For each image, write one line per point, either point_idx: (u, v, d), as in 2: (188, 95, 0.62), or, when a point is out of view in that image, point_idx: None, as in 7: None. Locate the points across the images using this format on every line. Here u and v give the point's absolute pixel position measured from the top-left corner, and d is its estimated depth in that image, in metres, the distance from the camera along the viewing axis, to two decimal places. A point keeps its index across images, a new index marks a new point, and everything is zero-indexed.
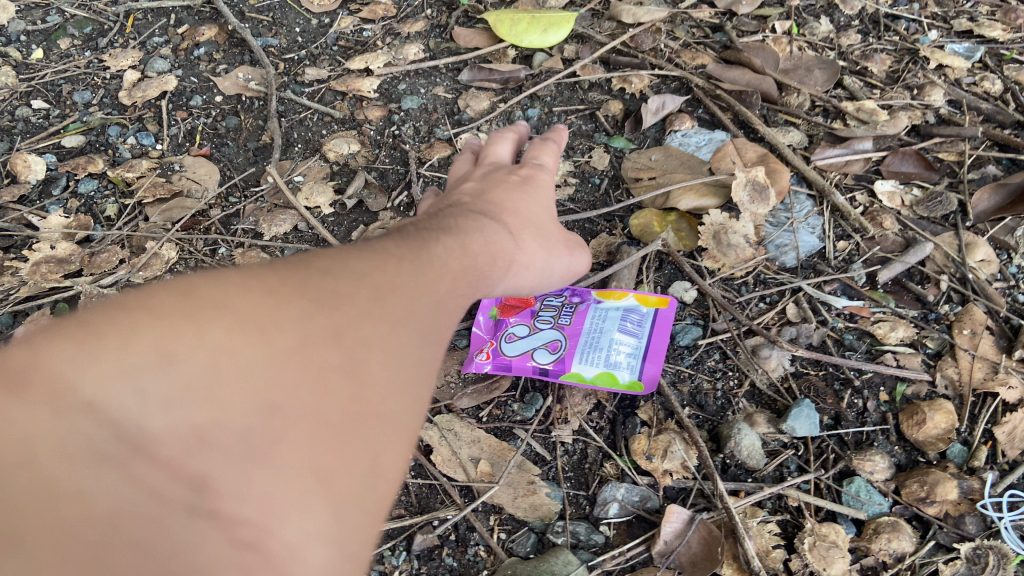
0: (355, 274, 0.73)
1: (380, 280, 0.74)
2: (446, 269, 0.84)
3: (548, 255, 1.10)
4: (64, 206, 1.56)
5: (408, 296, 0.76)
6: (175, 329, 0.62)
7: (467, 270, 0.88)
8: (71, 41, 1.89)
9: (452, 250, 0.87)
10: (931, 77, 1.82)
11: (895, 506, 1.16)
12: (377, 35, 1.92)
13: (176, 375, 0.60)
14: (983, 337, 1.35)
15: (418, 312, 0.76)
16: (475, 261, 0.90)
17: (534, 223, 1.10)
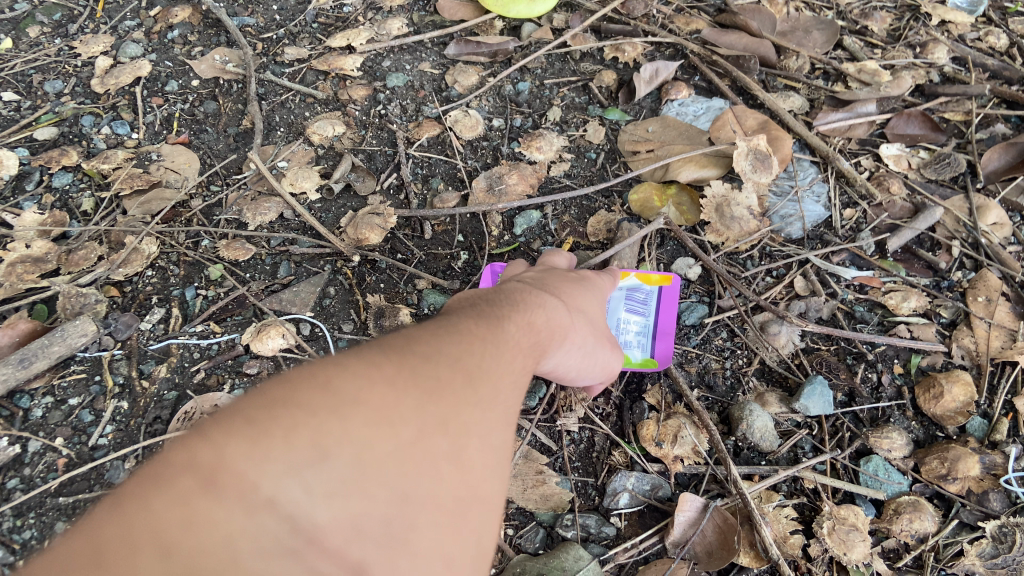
0: (461, 347, 0.71)
1: (482, 351, 0.72)
2: (533, 332, 0.83)
3: (602, 356, 1.00)
4: (39, 202, 1.49)
5: (507, 366, 0.74)
6: (324, 421, 0.56)
7: (550, 332, 0.87)
8: (39, 28, 1.81)
9: (535, 311, 0.86)
10: (933, 34, 1.75)
11: (914, 485, 1.13)
12: (358, 9, 1.85)
13: (334, 471, 0.54)
14: (1000, 304, 1.30)
15: (513, 381, 0.75)
16: (558, 324, 0.89)
17: (590, 313, 0.99)
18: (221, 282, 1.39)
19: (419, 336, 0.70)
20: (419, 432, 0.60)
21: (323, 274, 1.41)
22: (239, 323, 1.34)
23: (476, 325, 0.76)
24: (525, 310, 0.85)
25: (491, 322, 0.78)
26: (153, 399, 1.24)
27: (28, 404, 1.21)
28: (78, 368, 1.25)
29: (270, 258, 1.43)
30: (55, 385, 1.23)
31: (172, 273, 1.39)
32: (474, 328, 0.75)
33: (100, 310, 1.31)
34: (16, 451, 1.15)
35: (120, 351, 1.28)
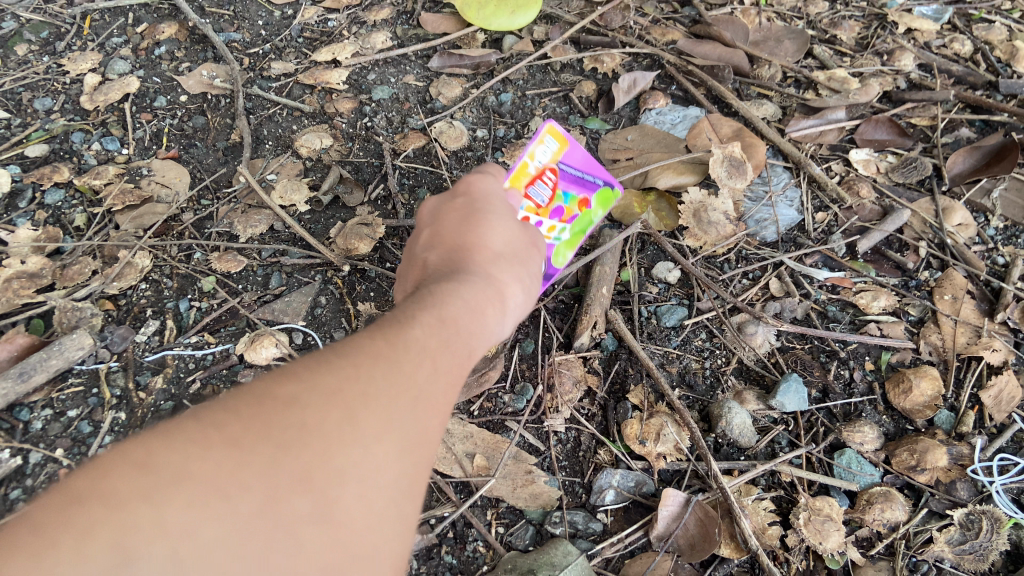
0: (341, 380, 0.64)
1: (370, 376, 0.66)
2: (448, 333, 0.75)
3: (522, 291, 0.93)
4: (32, 218, 1.52)
5: (404, 386, 0.67)
6: (187, 469, 0.55)
7: (472, 322, 0.79)
8: (26, 46, 1.83)
9: (451, 306, 0.78)
10: (899, 42, 1.81)
11: (885, 476, 1.18)
12: (343, 24, 1.89)
13: (147, 572, 0.51)
14: (965, 301, 1.36)
15: (416, 398, 0.68)
16: (478, 307, 0.81)
17: (512, 259, 0.94)
18: (214, 294, 1.42)
19: (294, 373, 0.64)
20: (268, 501, 0.56)
21: (314, 285, 1.45)
22: (233, 333, 1.38)
23: (373, 344, 0.69)
24: (441, 308, 0.77)
25: (390, 335, 0.70)
26: (151, 409, 1.27)
27: (28, 416, 1.23)
28: (76, 381, 1.28)
29: (261, 270, 1.46)
30: (54, 398, 1.26)
31: (165, 285, 1.42)
32: (368, 348, 0.68)
33: (96, 323, 1.34)
34: (18, 463, 1.18)
35: (117, 364, 1.31)
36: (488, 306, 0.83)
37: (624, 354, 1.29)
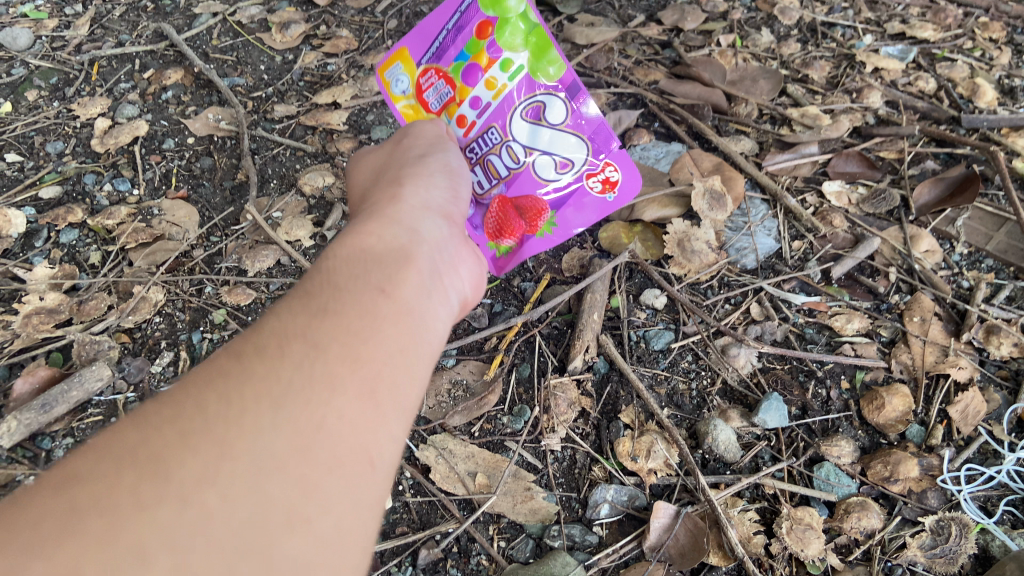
0: (181, 407, 0.65)
1: (216, 394, 0.66)
2: (313, 321, 0.74)
3: (442, 227, 0.97)
4: (48, 256, 1.59)
5: (262, 390, 0.66)
6: (96, 465, 0.60)
7: (352, 302, 0.77)
8: (37, 92, 1.92)
9: (319, 299, 0.77)
10: (867, 80, 1.93)
11: (862, 487, 1.26)
12: (341, 68, 1.99)
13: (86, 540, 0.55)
14: (933, 322, 1.45)
15: (283, 390, 0.66)
16: (361, 287, 0.79)
17: (411, 203, 0.97)
18: (225, 326, 1.49)
19: (152, 406, 0.65)
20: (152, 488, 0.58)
21: None
22: None
23: (225, 365, 0.69)
24: (314, 305, 0.76)
25: (249, 349, 0.71)
26: None
27: (50, 445, 1.31)
28: (95, 411, 1.35)
29: (269, 302, 1.54)
30: (75, 427, 1.33)
31: (178, 318, 1.49)
32: (218, 370, 0.69)
33: (113, 355, 1.41)
34: None
35: (133, 394, 1.38)
36: (373, 279, 0.81)
37: (614, 376, 1.37)
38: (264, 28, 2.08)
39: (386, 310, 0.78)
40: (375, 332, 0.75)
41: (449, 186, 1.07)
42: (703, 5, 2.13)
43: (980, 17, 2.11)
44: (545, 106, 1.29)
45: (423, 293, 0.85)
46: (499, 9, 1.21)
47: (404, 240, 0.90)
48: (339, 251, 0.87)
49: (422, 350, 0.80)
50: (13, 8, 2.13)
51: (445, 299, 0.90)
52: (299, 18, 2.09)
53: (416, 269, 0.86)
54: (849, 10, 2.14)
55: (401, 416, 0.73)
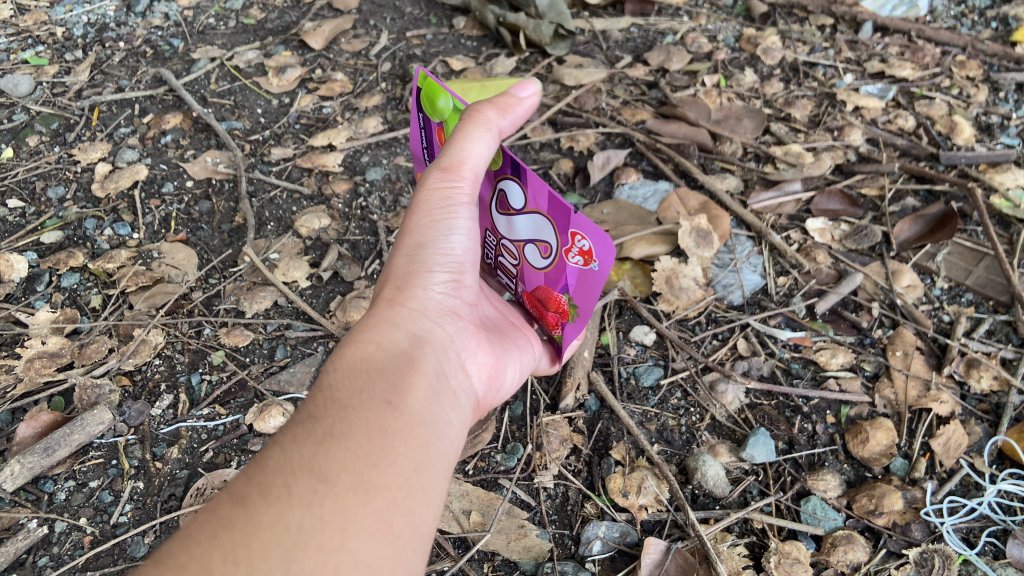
0: (187, 565, 0.68)
1: (222, 547, 0.70)
2: (320, 452, 0.78)
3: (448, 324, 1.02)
4: (49, 300, 1.62)
5: (273, 535, 0.70)
6: None
7: (358, 425, 0.81)
8: (38, 137, 1.97)
9: (324, 425, 0.81)
10: (848, 119, 1.99)
11: (848, 520, 1.29)
12: (336, 111, 2.04)
13: None
14: (915, 356, 1.49)
15: (295, 534, 0.71)
16: (366, 408, 0.83)
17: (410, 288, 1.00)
18: (223, 367, 1.52)
19: (177, 552, 0.70)
20: None
21: (317, 355, 1.55)
22: (242, 404, 1.47)
23: (229, 512, 0.73)
24: (318, 432, 0.81)
25: (253, 490, 0.75)
26: (167, 478, 1.36)
27: (51, 488, 1.33)
28: (96, 453, 1.38)
29: (267, 343, 1.57)
30: (76, 470, 1.36)
31: (178, 360, 1.52)
32: (222, 517, 0.73)
33: (114, 399, 1.44)
34: (44, 531, 1.27)
35: (134, 436, 1.41)
36: (377, 396, 0.85)
37: (605, 414, 1.40)
38: (260, 72, 2.14)
39: (394, 428, 0.83)
40: (384, 455, 0.80)
41: (452, 274, 1.03)
42: (688, 46, 2.20)
43: (957, 55, 2.18)
44: (506, 192, 1.12)
45: (429, 402, 0.89)
46: (437, 111, 1.11)
47: (405, 347, 0.94)
48: (338, 365, 0.90)
49: (434, 460, 0.85)
50: (15, 55, 2.18)
51: (452, 399, 0.95)
52: (294, 62, 2.14)
53: (420, 379, 0.90)
54: (829, 50, 2.21)
55: (416, 534, 0.79)
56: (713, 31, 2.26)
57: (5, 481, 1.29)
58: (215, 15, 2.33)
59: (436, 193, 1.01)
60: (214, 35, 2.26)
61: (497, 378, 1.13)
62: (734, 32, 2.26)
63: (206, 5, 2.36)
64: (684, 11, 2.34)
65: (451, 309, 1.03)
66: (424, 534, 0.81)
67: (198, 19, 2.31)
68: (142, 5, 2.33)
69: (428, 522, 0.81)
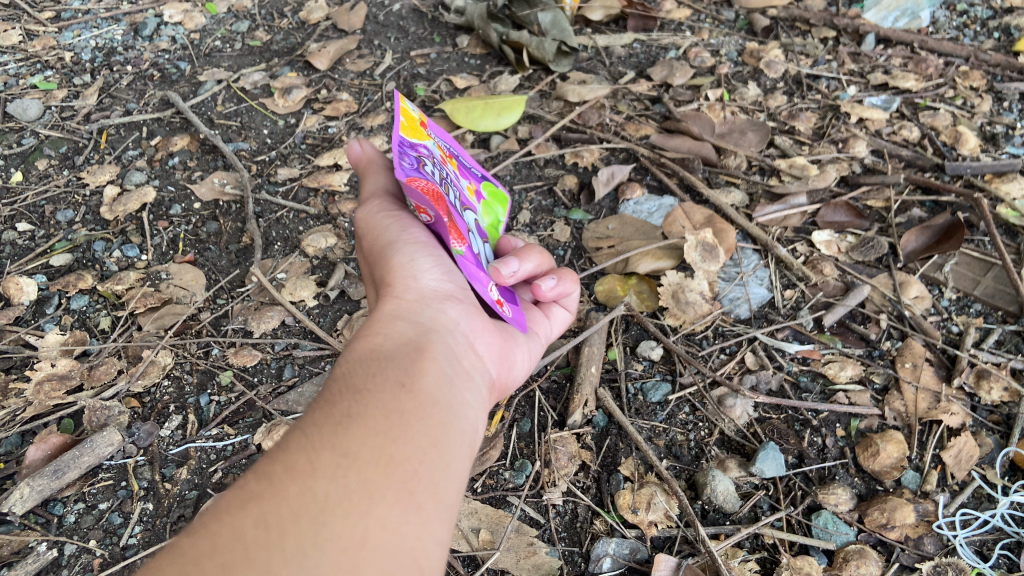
0: (220, 534, 0.66)
1: (252, 514, 0.68)
2: (340, 430, 0.78)
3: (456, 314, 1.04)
4: (59, 323, 1.63)
5: (301, 504, 0.69)
6: None
7: (375, 404, 0.82)
8: (47, 161, 1.98)
9: (341, 406, 0.81)
10: (853, 130, 1.99)
11: (860, 534, 1.28)
12: (342, 130, 2.06)
13: None
14: (924, 368, 1.49)
15: (324, 506, 0.70)
16: (381, 392, 0.84)
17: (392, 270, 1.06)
18: (232, 388, 1.53)
19: (201, 524, 0.67)
20: None
21: (325, 374, 1.55)
22: (250, 425, 1.47)
23: (258, 485, 0.71)
24: (336, 413, 0.80)
25: (278, 466, 0.73)
26: (177, 499, 1.36)
27: (61, 510, 1.34)
28: (105, 475, 1.38)
29: (275, 363, 1.57)
30: (86, 492, 1.36)
31: (186, 381, 1.53)
32: (250, 491, 0.70)
33: (123, 420, 1.45)
34: (54, 554, 1.27)
35: (143, 458, 1.41)
36: (392, 378, 0.86)
37: (613, 429, 1.40)
38: (266, 93, 2.15)
39: (410, 409, 0.84)
40: (402, 431, 0.80)
41: (437, 262, 1.07)
42: (691, 61, 2.21)
43: (960, 65, 2.18)
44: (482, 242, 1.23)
45: (441, 386, 0.90)
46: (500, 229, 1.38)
47: (411, 336, 0.94)
48: (350, 356, 0.91)
49: (450, 436, 0.86)
50: (24, 80, 2.21)
51: (464, 383, 0.96)
52: (300, 83, 2.16)
53: (429, 365, 0.91)
54: (832, 62, 2.22)
55: (440, 509, 0.78)
56: (715, 45, 2.27)
57: (14, 504, 1.29)
58: (221, 37, 2.35)
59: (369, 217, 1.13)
60: (220, 56, 2.28)
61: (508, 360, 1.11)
62: (736, 46, 2.27)
63: (212, 28, 2.39)
64: (686, 26, 2.36)
65: (448, 298, 1.05)
66: (447, 509, 0.80)
67: (204, 42, 2.33)
68: (150, 29, 2.36)
69: (452, 498, 0.81)
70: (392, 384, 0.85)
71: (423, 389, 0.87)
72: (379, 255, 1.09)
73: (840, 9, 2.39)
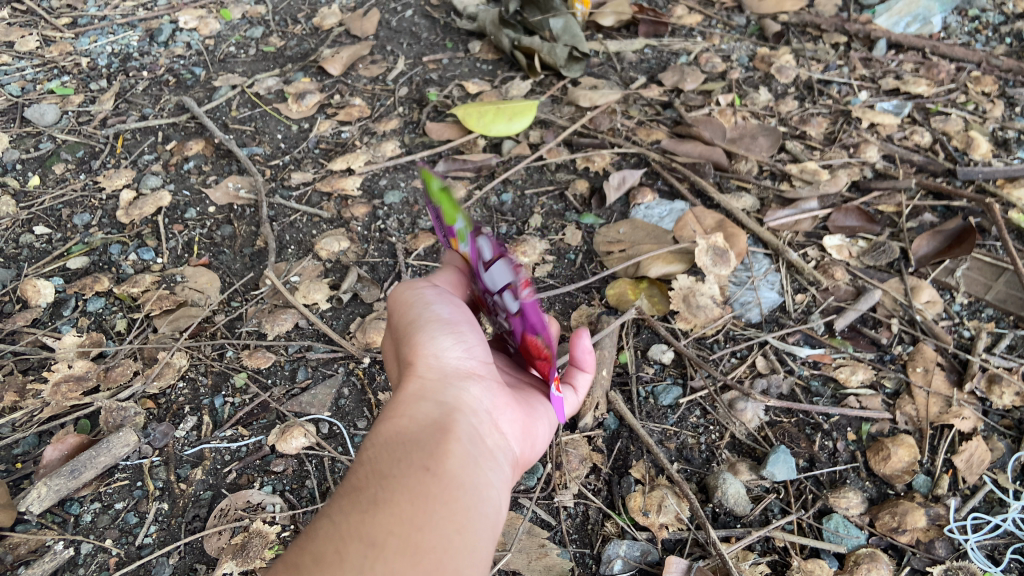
0: None
1: None
2: (367, 519, 0.81)
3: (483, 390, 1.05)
4: (75, 325, 1.65)
5: None
6: None
7: (401, 490, 0.83)
8: (64, 165, 2.01)
9: (367, 494, 0.84)
10: (864, 136, 1.99)
11: (871, 538, 1.28)
12: (355, 135, 2.08)
13: None
14: (936, 373, 1.49)
15: None
16: (405, 476, 0.85)
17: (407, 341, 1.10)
18: (246, 390, 1.54)
19: None
20: None
21: (337, 376, 1.56)
22: (264, 426, 1.48)
23: None
24: (362, 502, 0.83)
25: (306, 561, 0.78)
26: (191, 499, 1.37)
27: (78, 510, 1.35)
28: (121, 475, 1.40)
29: (288, 365, 1.58)
30: (102, 492, 1.38)
31: (201, 383, 1.55)
32: None
33: (139, 421, 1.46)
34: (70, 553, 1.29)
35: (158, 458, 1.43)
36: (416, 462, 0.87)
37: (624, 432, 1.41)
38: (280, 98, 2.18)
39: (435, 491, 0.85)
40: (428, 516, 0.82)
41: (459, 336, 1.07)
42: (702, 66, 2.22)
43: (972, 71, 2.18)
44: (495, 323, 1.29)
45: (468, 466, 0.91)
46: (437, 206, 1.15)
47: (437, 416, 0.95)
48: (376, 441, 0.93)
49: (477, 519, 0.87)
50: (41, 86, 2.24)
51: (491, 463, 0.97)
52: (314, 88, 2.18)
53: (453, 446, 0.92)
54: (843, 68, 2.22)
55: None
56: (726, 51, 2.28)
57: (31, 503, 1.31)
58: (236, 43, 2.38)
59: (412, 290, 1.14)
60: (235, 62, 2.31)
61: (531, 441, 1.12)
62: (747, 52, 2.28)
63: (226, 34, 2.41)
64: (697, 32, 2.37)
65: (472, 377, 1.05)
66: None
67: (219, 48, 2.36)
68: (165, 35, 2.39)
69: None
70: (418, 468, 0.87)
71: (449, 470, 0.88)
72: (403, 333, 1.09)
73: (851, 15, 2.39)
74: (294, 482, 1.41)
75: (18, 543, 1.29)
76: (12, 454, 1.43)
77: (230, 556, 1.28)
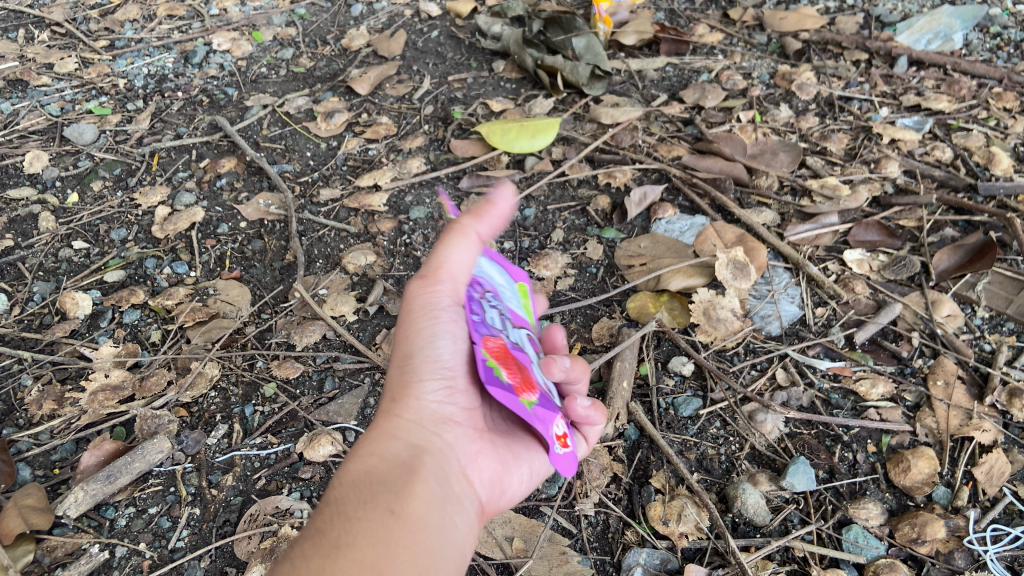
0: None
1: None
2: (328, 562, 0.87)
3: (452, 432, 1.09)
4: (112, 336, 1.70)
5: None
6: None
7: (362, 536, 0.89)
8: (102, 182, 2.08)
9: (330, 537, 0.90)
10: (885, 151, 2.01)
11: (890, 548, 1.29)
12: (382, 152, 2.13)
13: None
14: (956, 386, 1.50)
15: None
16: (371, 520, 0.91)
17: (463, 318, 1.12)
18: (275, 399, 1.58)
19: None
20: None
21: (363, 387, 1.60)
22: (293, 434, 1.52)
23: None
24: (326, 544, 0.89)
25: None
26: (222, 504, 1.42)
27: (113, 514, 1.40)
28: (155, 481, 1.44)
29: (316, 375, 1.63)
30: (136, 496, 1.42)
31: (232, 392, 1.59)
32: None
33: (172, 429, 1.51)
34: (105, 556, 1.33)
35: (191, 465, 1.47)
36: (382, 506, 0.93)
37: (645, 443, 1.43)
38: (310, 117, 2.24)
39: (397, 537, 0.91)
40: (389, 563, 0.88)
41: (446, 382, 1.08)
42: (723, 83, 2.24)
43: (993, 87, 2.19)
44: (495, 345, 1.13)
45: (430, 509, 0.97)
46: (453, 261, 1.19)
47: (406, 457, 1.00)
48: (344, 479, 0.98)
49: (433, 562, 0.93)
50: (80, 106, 2.32)
51: (455, 506, 1.02)
52: (342, 107, 2.24)
53: (419, 489, 0.97)
54: (865, 85, 2.24)
55: None
56: (748, 68, 2.31)
57: (69, 507, 1.36)
58: (267, 64, 2.45)
59: (421, 297, 1.09)
60: (267, 83, 2.38)
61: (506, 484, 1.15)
62: (769, 69, 2.31)
63: (258, 55, 2.49)
64: (719, 50, 2.40)
65: (446, 418, 1.08)
66: None
67: (251, 69, 2.43)
68: (199, 57, 2.47)
69: None
70: (385, 513, 0.92)
71: (412, 514, 0.94)
72: (394, 361, 1.09)
73: (872, 33, 2.41)
74: (322, 489, 1.44)
75: (55, 545, 1.34)
76: (50, 460, 1.48)
77: (260, 559, 1.32)
